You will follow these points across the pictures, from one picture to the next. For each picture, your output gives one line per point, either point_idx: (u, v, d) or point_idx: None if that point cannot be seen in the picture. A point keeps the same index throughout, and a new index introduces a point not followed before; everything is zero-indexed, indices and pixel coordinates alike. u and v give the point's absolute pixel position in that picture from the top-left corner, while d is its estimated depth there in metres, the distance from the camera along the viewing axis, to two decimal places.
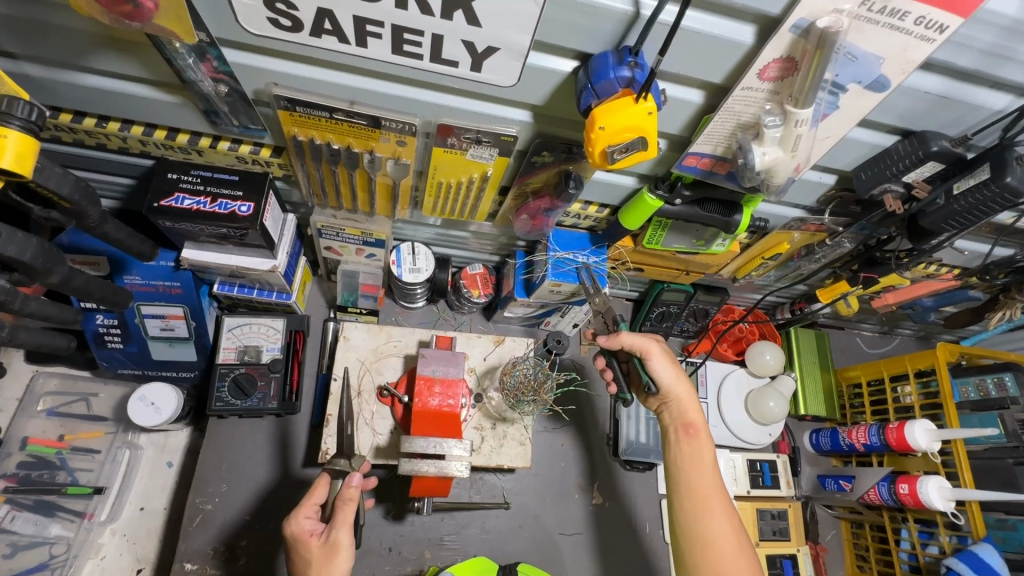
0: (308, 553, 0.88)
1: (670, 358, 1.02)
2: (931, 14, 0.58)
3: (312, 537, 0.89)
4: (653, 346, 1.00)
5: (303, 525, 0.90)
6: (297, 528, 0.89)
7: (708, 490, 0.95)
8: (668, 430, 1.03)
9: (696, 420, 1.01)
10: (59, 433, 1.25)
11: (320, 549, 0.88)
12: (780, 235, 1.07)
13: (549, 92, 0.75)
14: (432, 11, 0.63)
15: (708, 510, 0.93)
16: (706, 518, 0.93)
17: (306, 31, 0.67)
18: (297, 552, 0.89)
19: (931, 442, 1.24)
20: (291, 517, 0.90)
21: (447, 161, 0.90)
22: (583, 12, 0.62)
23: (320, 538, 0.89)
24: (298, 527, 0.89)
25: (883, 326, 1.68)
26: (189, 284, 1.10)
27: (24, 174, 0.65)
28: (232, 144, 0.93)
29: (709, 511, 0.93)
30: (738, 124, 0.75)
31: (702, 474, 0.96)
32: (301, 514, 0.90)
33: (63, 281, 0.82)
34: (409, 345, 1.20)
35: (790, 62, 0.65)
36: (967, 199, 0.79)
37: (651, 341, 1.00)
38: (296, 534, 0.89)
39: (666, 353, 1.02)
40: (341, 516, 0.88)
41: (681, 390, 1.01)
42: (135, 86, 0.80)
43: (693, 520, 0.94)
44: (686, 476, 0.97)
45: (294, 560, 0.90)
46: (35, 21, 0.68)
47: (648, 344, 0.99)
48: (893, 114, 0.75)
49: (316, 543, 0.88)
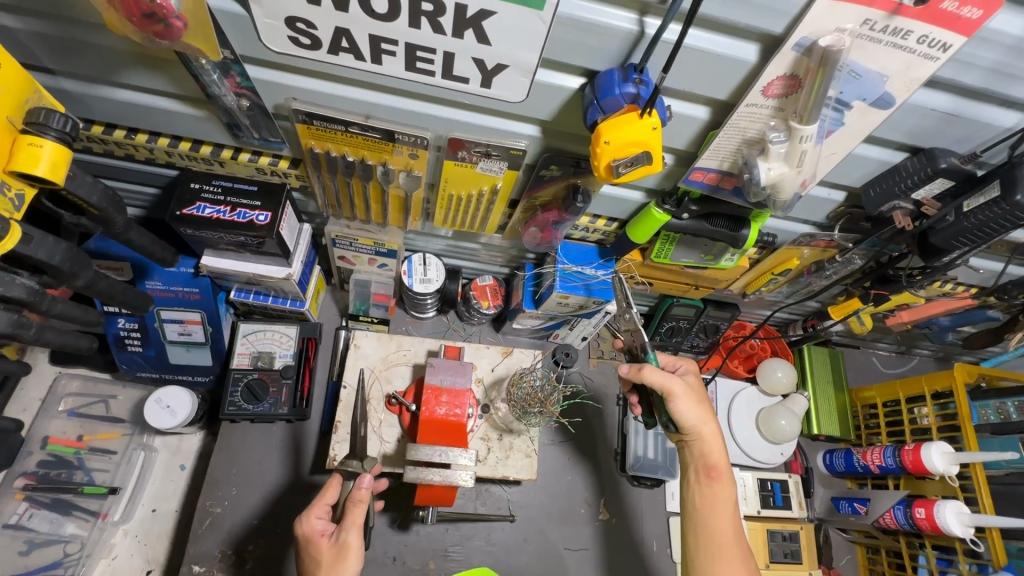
0: (317, 553, 0.89)
1: (694, 398, 0.98)
2: (934, 33, 0.59)
3: (322, 537, 0.90)
4: (677, 386, 0.97)
5: (314, 525, 0.91)
6: (308, 528, 0.90)
7: (724, 536, 0.94)
8: (689, 468, 1.01)
9: (720, 462, 0.99)
10: (78, 434, 1.28)
11: (330, 549, 0.89)
12: (790, 251, 1.07)
13: (556, 108, 0.77)
14: (444, 30, 0.66)
15: (724, 557, 0.92)
16: (721, 565, 0.92)
17: (324, 49, 0.70)
18: (307, 551, 0.90)
19: (949, 466, 1.21)
20: (302, 515, 0.92)
21: (458, 174, 0.92)
22: (589, 32, 0.64)
23: (330, 538, 0.90)
24: (310, 525, 0.91)
25: (900, 346, 1.64)
26: (207, 291, 1.13)
27: (57, 182, 0.68)
28: (252, 156, 0.97)
29: (725, 558, 0.92)
30: (744, 139, 0.76)
31: (721, 520, 0.96)
32: (312, 513, 0.92)
33: (88, 286, 0.85)
34: (418, 354, 1.21)
35: (794, 79, 0.66)
36: (977, 216, 0.78)
37: (674, 380, 0.97)
38: (307, 533, 0.90)
39: (690, 393, 0.98)
40: (353, 518, 0.90)
41: (706, 429, 0.99)
42: (163, 100, 0.84)
43: (707, 565, 0.93)
44: (706, 519, 0.96)
45: (302, 562, 0.91)
46: (73, 39, 0.73)
47: (672, 383, 0.96)
48: (900, 132, 0.75)
49: (326, 543, 0.90)
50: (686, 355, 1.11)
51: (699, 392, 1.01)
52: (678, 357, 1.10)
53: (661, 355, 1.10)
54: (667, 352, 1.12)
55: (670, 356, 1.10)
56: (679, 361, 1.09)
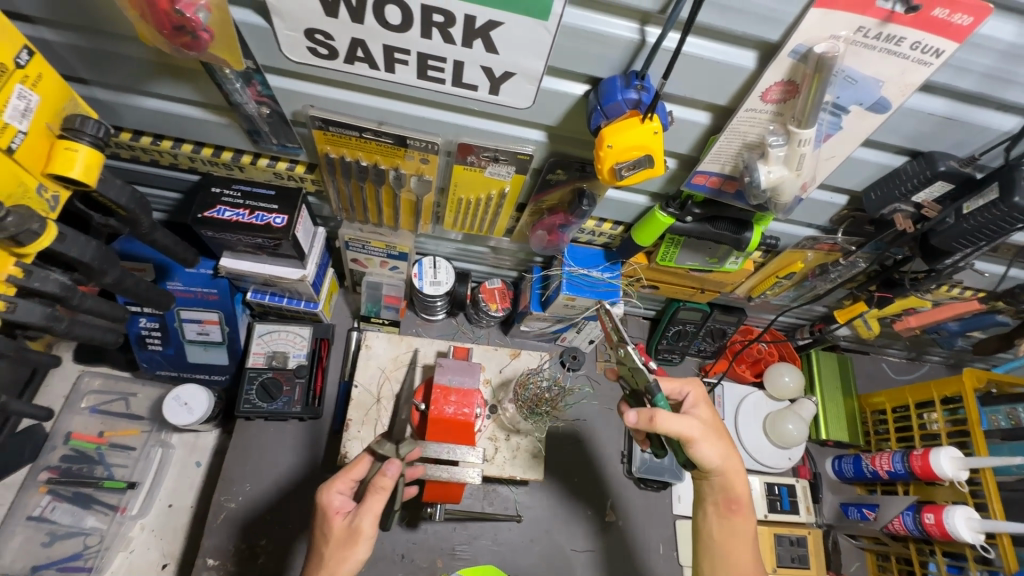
0: (330, 528, 0.91)
1: (714, 436, 0.94)
2: (926, 40, 0.61)
3: (337, 514, 0.92)
4: (697, 430, 0.91)
5: (333, 500, 0.93)
6: (327, 500, 0.93)
7: (745, 565, 0.96)
8: (708, 500, 1.00)
9: (744, 499, 0.98)
10: (100, 430, 1.32)
11: (341, 529, 0.91)
12: (793, 254, 1.08)
13: (561, 114, 0.80)
14: (454, 40, 0.69)
15: None
16: None
17: (340, 59, 0.74)
18: (321, 520, 0.93)
19: (958, 471, 1.19)
20: (326, 484, 0.94)
21: (467, 179, 0.95)
22: (593, 40, 0.67)
23: (344, 518, 0.92)
24: (330, 498, 0.93)
25: (910, 351, 1.64)
26: (225, 291, 1.17)
27: (90, 184, 0.73)
28: (270, 161, 1.01)
29: None
30: (744, 143, 0.78)
31: (741, 549, 0.97)
32: (335, 485, 0.94)
33: (115, 284, 0.90)
34: (428, 355, 1.24)
35: (791, 85, 0.69)
36: (977, 218, 0.79)
37: (689, 426, 0.90)
38: (325, 505, 0.93)
39: (708, 432, 0.93)
40: (370, 504, 0.90)
41: (729, 467, 0.95)
42: (188, 108, 0.89)
43: None
44: (726, 553, 0.97)
45: (316, 529, 0.94)
46: (106, 51, 0.78)
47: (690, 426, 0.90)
48: (899, 135, 0.77)
49: (339, 521, 0.91)
50: (691, 377, 1.02)
51: (716, 428, 0.96)
52: (684, 384, 1.01)
53: (666, 384, 1.00)
54: (669, 378, 1.02)
55: (676, 383, 1.01)
56: (684, 388, 1.01)
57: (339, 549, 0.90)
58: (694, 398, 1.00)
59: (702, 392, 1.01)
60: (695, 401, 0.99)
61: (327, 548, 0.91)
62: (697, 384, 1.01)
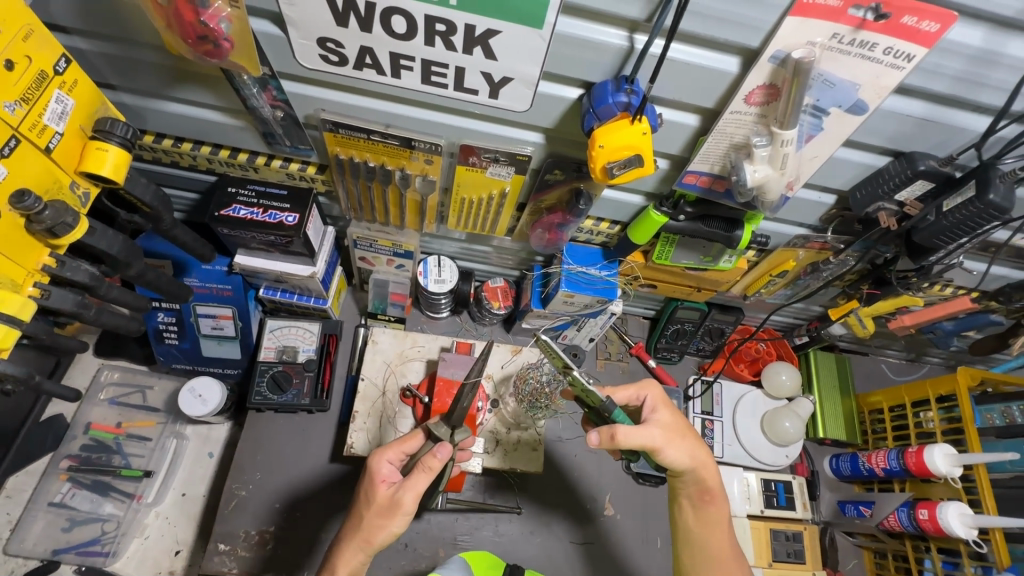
0: (373, 494, 0.90)
1: (679, 438, 0.96)
2: (898, 45, 0.65)
3: (382, 483, 0.91)
4: (660, 437, 0.93)
5: (381, 467, 0.92)
6: (375, 466, 0.92)
7: (722, 553, 1.00)
8: (683, 493, 1.03)
9: (715, 490, 1.00)
10: (118, 421, 1.38)
11: (383, 498, 0.89)
12: (785, 253, 1.11)
13: (558, 116, 0.85)
14: (456, 47, 0.74)
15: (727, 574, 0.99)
16: None
17: (350, 65, 0.79)
18: (367, 485, 0.92)
19: (952, 467, 1.22)
20: (380, 450, 0.93)
21: (469, 179, 1.00)
22: (586, 47, 0.71)
23: (388, 488, 0.90)
24: (378, 465, 0.92)
25: (908, 352, 1.66)
26: (239, 287, 1.23)
27: (118, 181, 0.78)
28: (283, 162, 1.07)
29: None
30: (731, 144, 0.82)
31: (718, 537, 1.01)
32: (387, 453, 0.93)
33: (138, 277, 0.95)
34: (432, 350, 1.29)
35: (773, 88, 0.73)
36: (955, 215, 0.83)
37: (651, 437, 0.91)
38: (374, 471, 0.92)
39: (673, 435, 0.95)
40: (413, 480, 0.88)
41: (699, 462, 0.97)
42: (207, 112, 0.95)
43: None
44: (706, 542, 1.01)
45: (360, 492, 0.93)
46: (134, 59, 0.84)
47: (653, 434, 0.92)
48: (881, 136, 0.80)
49: (383, 490, 0.90)
50: (647, 381, 1.03)
51: (678, 430, 0.97)
52: (641, 389, 1.02)
53: (622, 393, 1.01)
54: (625, 386, 1.03)
55: (632, 390, 1.02)
56: (642, 393, 1.02)
57: (376, 516, 0.89)
58: (653, 402, 1.00)
59: (660, 394, 1.02)
60: (654, 404, 1.00)
61: (365, 513, 0.90)
62: (654, 387, 1.02)
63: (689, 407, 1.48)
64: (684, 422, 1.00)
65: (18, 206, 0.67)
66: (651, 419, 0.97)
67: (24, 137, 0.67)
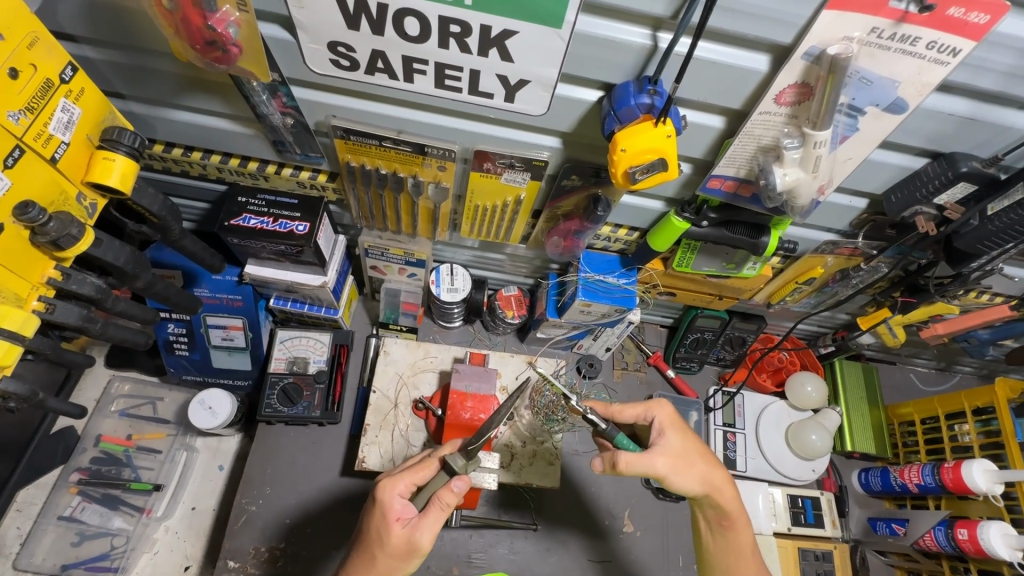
0: (387, 535, 0.85)
1: (687, 465, 0.91)
2: (942, 39, 0.61)
3: (396, 522, 0.86)
4: (664, 466, 0.89)
5: (394, 504, 0.87)
6: (387, 501, 0.87)
7: None
8: (702, 516, 0.98)
9: (735, 516, 0.95)
10: (128, 433, 1.36)
11: (398, 539, 0.85)
12: (812, 259, 1.07)
13: (576, 120, 0.82)
14: (470, 50, 0.71)
15: None
16: None
17: (361, 70, 0.77)
18: (378, 523, 0.87)
19: (992, 484, 1.15)
20: (390, 482, 0.88)
21: (483, 186, 0.97)
22: (606, 47, 0.68)
23: (402, 528, 0.86)
24: (390, 499, 0.87)
25: (938, 362, 1.59)
26: (249, 298, 1.21)
27: (126, 191, 0.76)
28: (294, 171, 1.05)
29: None
30: (759, 147, 0.79)
31: (744, 565, 0.96)
32: (399, 484, 0.88)
33: (146, 288, 0.93)
34: (445, 361, 1.25)
35: (805, 87, 0.69)
36: (1001, 220, 0.79)
37: (656, 463, 0.88)
38: (385, 508, 0.86)
39: (681, 461, 0.90)
40: (429, 519, 0.85)
41: (713, 485, 0.92)
42: (217, 120, 0.93)
43: None
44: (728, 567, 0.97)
45: (369, 528, 0.88)
46: (143, 67, 0.82)
47: (656, 462, 0.88)
48: (919, 136, 0.76)
49: (397, 530, 0.85)
50: (656, 400, 0.95)
51: (684, 456, 0.91)
52: (649, 408, 0.94)
53: (629, 410, 0.96)
54: (633, 403, 0.96)
55: (637, 408, 0.96)
56: (650, 412, 0.94)
57: (388, 555, 0.85)
58: (660, 423, 0.93)
59: (670, 413, 0.94)
60: (662, 426, 0.93)
61: (377, 552, 0.86)
62: (663, 406, 0.94)
63: (710, 419, 1.43)
64: (694, 444, 0.93)
65: (22, 218, 0.65)
66: (658, 443, 0.91)
67: (29, 146, 0.65)
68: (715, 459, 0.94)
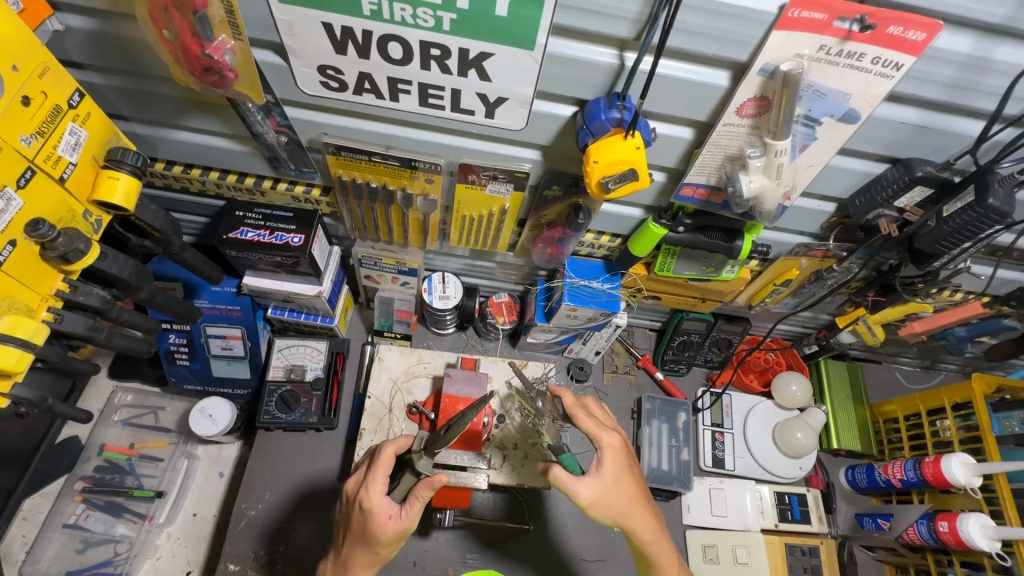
0: (384, 533, 0.90)
1: (612, 498, 0.91)
2: (886, 55, 0.65)
3: (389, 519, 0.90)
4: (588, 495, 0.90)
5: (381, 505, 0.90)
6: (374, 506, 0.90)
7: None
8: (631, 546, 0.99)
9: (659, 554, 0.96)
10: (130, 442, 1.40)
11: (396, 533, 0.91)
12: (787, 262, 1.11)
13: (553, 134, 0.86)
14: (450, 71, 0.76)
15: None
16: None
17: (350, 91, 0.82)
18: (370, 525, 0.91)
19: (971, 478, 1.18)
20: (369, 490, 0.91)
21: (469, 197, 1.02)
22: (577, 66, 0.73)
23: (397, 523, 0.91)
24: (376, 504, 0.90)
25: (923, 360, 1.63)
26: (248, 308, 1.25)
27: (129, 209, 0.81)
28: (289, 185, 1.09)
29: None
30: (726, 156, 0.83)
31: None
32: (378, 488, 0.91)
33: (149, 299, 0.97)
34: (438, 366, 1.29)
35: (764, 100, 0.74)
36: (956, 220, 0.83)
37: (580, 489, 0.90)
38: (375, 513, 0.90)
39: (607, 493, 0.91)
40: (416, 509, 0.91)
41: (634, 518, 0.93)
42: (215, 139, 0.98)
43: None
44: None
45: (362, 529, 0.92)
46: (147, 91, 0.87)
47: (580, 491, 0.90)
48: (877, 143, 0.80)
49: (393, 525, 0.90)
50: (609, 427, 0.94)
51: (610, 494, 0.91)
52: (599, 433, 0.94)
53: (585, 424, 0.95)
54: (589, 420, 0.95)
55: (594, 425, 0.94)
56: (599, 437, 0.94)
57: (392, 544, 0.92)
58: (604, 451, 0.92)
59: (617, 443, 0.93)
60: (604, 454, 0.92)
61: (380, 546, 0.92)
62: (612, 435, 0.93)
63: (699, 419, 1.46)
64: (629, 477, 0.93)
65: (34, 234, 0.70)
66: (592, 472, 0.91)
67: (40, 168, 0.70)
68: (643, 502, 0.94)
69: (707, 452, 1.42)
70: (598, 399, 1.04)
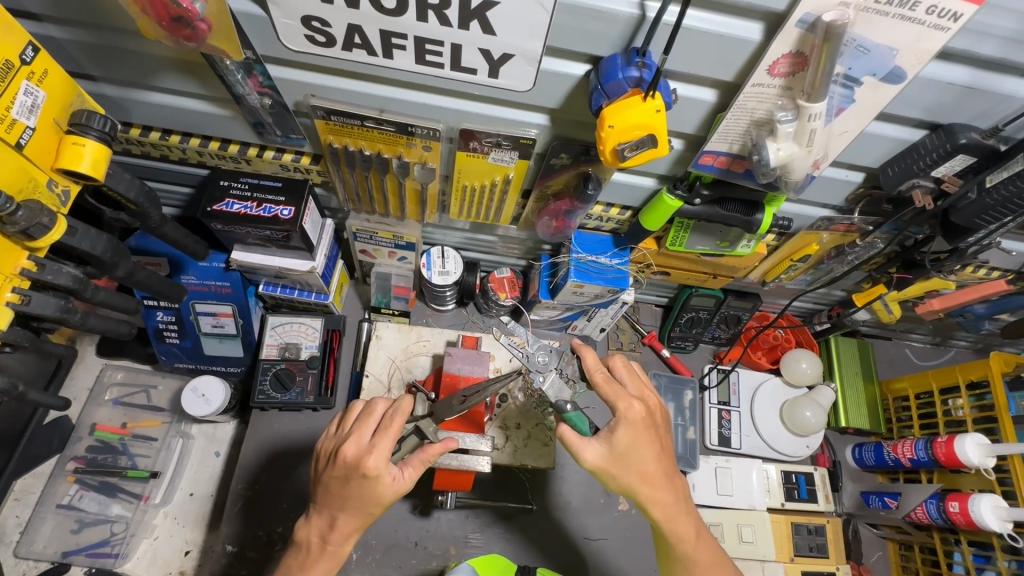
0: (382, 496, 0.84)
1: (616, 470, 0.86)
2: (942, 3, 0.58)
3: (388, 481, 0.84)
4: (596, 460, 0.85)
5: (386, 470, 0.83)
6: (380, 472, 0.82)
7: None
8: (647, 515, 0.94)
9: (675, 531, 0.90)
10: (123, 421, 1.36)
11: (393, 495, 0.85)
12: (808, 236, 1.05)
13: (564, 95, 0.79)
14: (450, 22, 0.68)
15: None
16: None
17: (338, 46, 0.74)
18: (370, 488, 0.84)
19: (985, 458, 1.15)
20: (377, 455, 0.82)
21: (470, 166, 0.95)
22: (592, 17, 0.65)
23: (396, 485, 0.85)
24: (382, 470, 0.83)
25: (934, 337, 1.59)
26: (238, 284, 1.19)
27: (99, 178, 0.74)
28: (276, 153, 1.02)
29: None
30: (752, 121, 0.76)
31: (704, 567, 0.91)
32: (385, 453, 0.83)
33: (127, 276, 0.91)
34: (438, 344, 1.24)
35: (800, 57, 0.66)
36: (999, 192, 0.79)
37: (588, 450, 0.86)
38: (378, 477, 0.83)
39: (609, 463, 0.85)
40: (419, 472, 0.87)
41: (643, 492, 0.87)
42: (194, 102, 0.90)
43: None
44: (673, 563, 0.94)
45: (356, 493, 0.84)
46: (115, 47, 0.79)
47: (585, 453, 0.85)
48: (918, 107, 0.73)
49: (390, 488, 0.84)
50: (629, 397, 0.87)
51: (617, 465, 0.86)
52: (616, 400, 0.87)
53: (603, 391, 0.88)
54: (612, 388, 0.88)
55: (612, 393, 0.87)
56: (614, 404, 0.87)
57: (388, 505, 0.86)
58: (617, 419, 0.86)
59: (635, 415, 0.86)
60: (615, 422, 0.86)
61: (378, 510, 0.86)
62: (631, 404, 0.86)
63: (706, 397, 1.43)
64: (644, 449, 0.86)
65: None
66: (605, 437, 0.86)
67: None
68: (657, 478, 0.87)
69: (712, 431, 1.40)
70: (624, 359, 0.93)
